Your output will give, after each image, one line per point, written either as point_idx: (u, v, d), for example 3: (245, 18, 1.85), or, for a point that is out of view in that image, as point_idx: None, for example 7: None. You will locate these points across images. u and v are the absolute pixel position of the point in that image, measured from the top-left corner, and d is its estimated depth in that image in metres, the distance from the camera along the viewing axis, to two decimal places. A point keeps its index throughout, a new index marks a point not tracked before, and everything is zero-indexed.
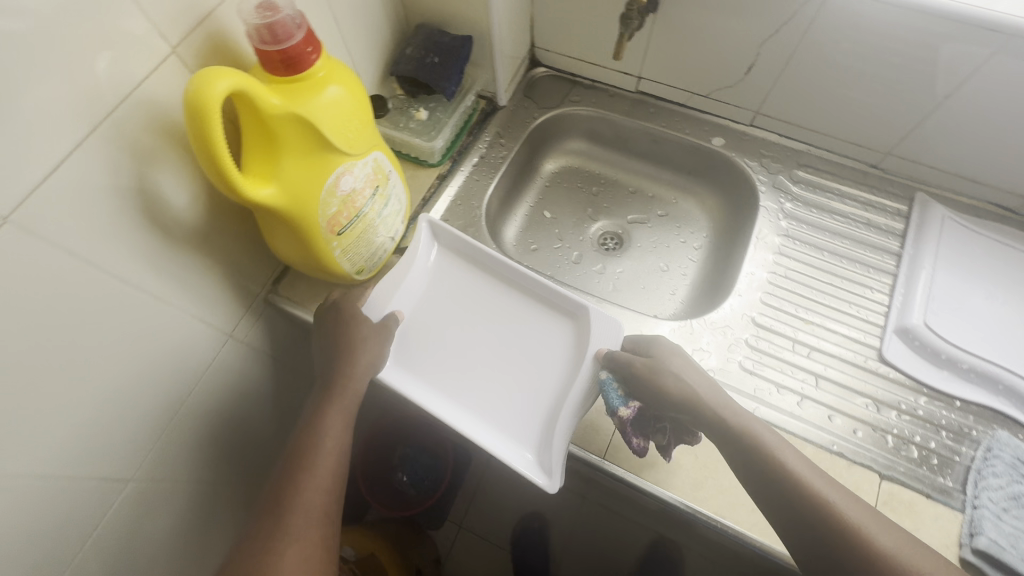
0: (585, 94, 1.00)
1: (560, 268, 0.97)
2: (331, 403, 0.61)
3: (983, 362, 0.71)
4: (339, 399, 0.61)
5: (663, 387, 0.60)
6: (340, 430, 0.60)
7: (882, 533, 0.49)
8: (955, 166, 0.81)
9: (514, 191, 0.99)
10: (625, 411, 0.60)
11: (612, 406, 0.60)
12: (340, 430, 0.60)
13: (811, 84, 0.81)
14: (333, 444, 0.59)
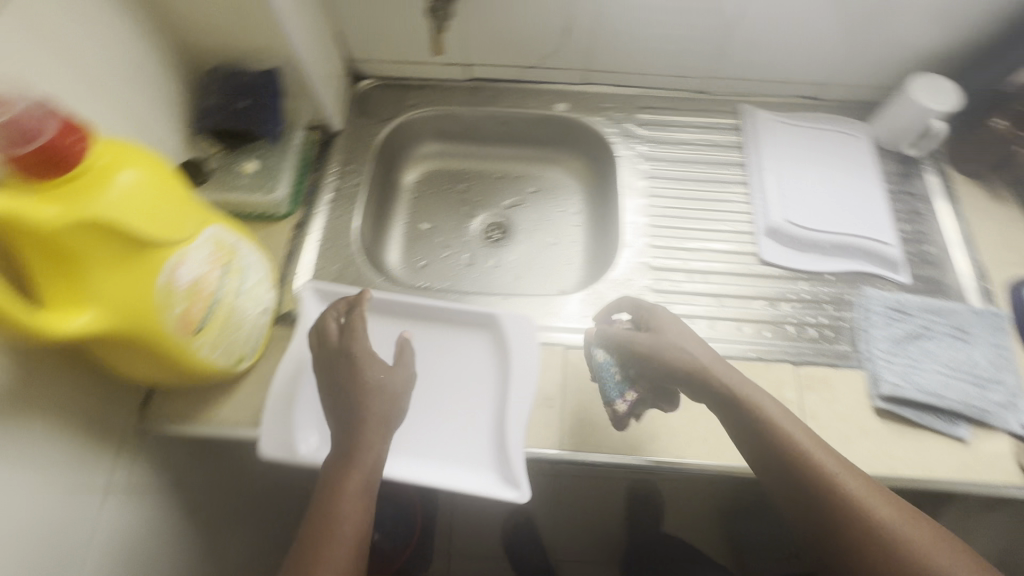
0: (419, 95, 0.96)
1: (455, 275, 0.94)
2: (346, 480, 0.50)
3: (838, 235, 0.80)
4: (356, 476, 0.50)
5: (680, 355, 0.57)
6: (360, 512, 0.50)
7: (881, 512, 0.49)
8: (762, 73, 0.90)
9: (382, 214, 0.93)
10: (620, 403, 0.61)
11: (609, 395, 0.62)
12: (360, 513, 0.50)
13: (626, 33, 0.84)
14: (351, 531, 0.49)
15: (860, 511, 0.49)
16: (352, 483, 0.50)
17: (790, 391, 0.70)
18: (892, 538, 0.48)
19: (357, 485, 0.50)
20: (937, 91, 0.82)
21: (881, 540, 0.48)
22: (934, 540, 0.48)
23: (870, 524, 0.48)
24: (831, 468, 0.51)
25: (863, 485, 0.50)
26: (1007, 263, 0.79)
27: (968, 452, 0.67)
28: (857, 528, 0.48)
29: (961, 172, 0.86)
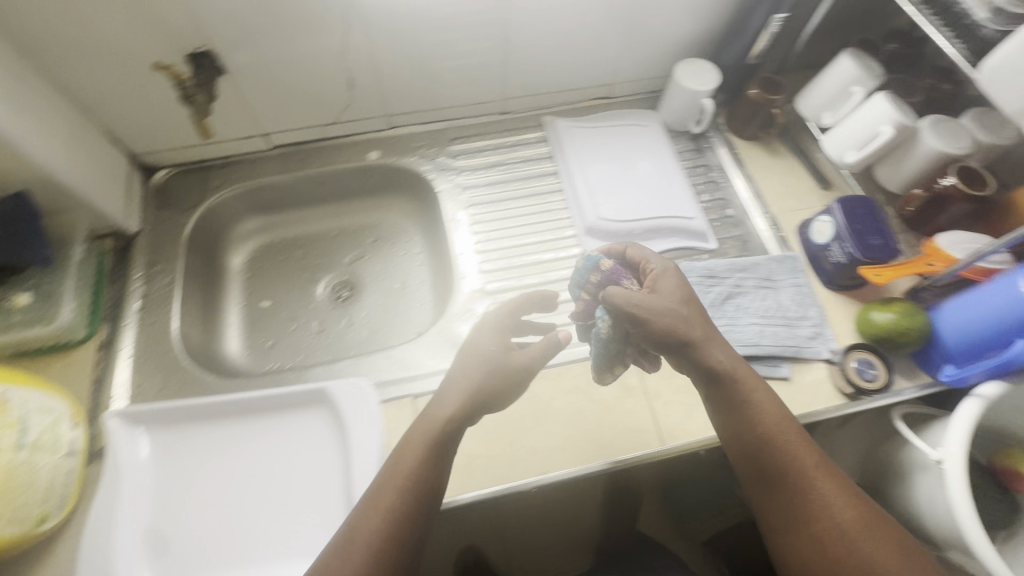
0: (224, 174, 0.92)
1: (308, 346, 0.91)
2: (421, 425, 0.55)
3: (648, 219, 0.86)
4: (430, 421, 0.54)
5: (666, 324, 0.57)
6: (424, 457, 0.53)
7: (828, 491, 0.55)
8: (551, 85, 0.95)
9: (212, 305, 0.88)
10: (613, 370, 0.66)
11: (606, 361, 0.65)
12: (421, 460, 0.53)
13: (410, 76, 0.86)
14: (407, 475, 0.52)
15: (812, 485, 0.55)
16: (416, 467, 0.52)
17: (633, 377, 0.74)
18: (831, 513, 0.54)
19: (415, 480, 0.52)
20: (699, 73, 0.90)
21: (823, 515, 0.54)
22: (870, 520, 0.54)
23: (818, 498, 0.55)
24: (791, 441, 0.57)
25: (820, 465, 0.56)
26: (794, 210, 0.89)
27: (792, 388, 0.74)
28: (809, 500, 0.55)
29: (742, 137, 0.96)
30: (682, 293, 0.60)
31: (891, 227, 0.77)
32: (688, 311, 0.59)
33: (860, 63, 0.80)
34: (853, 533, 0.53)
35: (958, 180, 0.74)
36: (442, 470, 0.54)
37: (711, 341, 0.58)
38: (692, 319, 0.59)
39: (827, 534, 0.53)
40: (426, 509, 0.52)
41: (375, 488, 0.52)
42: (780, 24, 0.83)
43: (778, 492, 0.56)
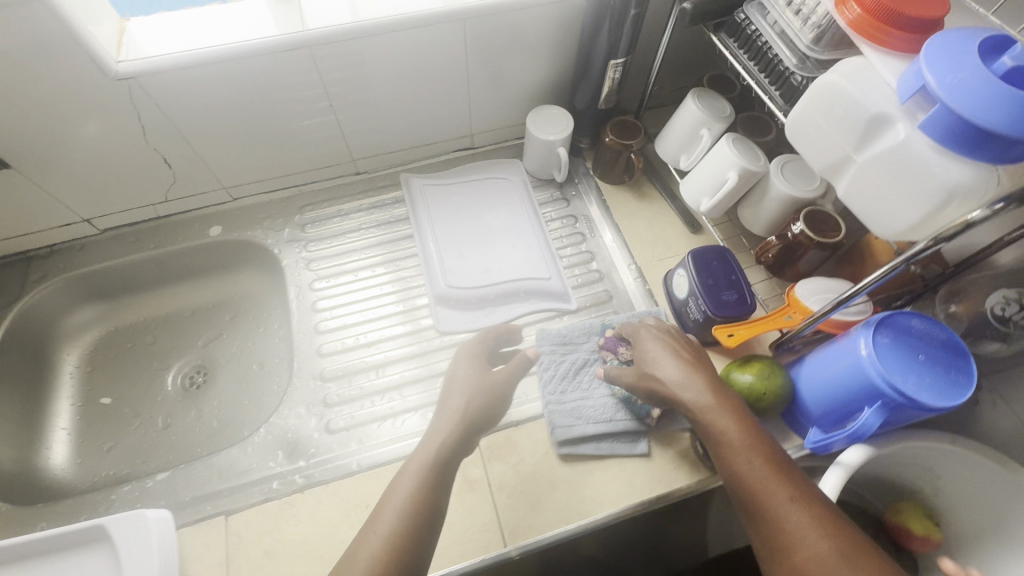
0: (47, 264, 0.84)
1: (150, 445, 0.82)
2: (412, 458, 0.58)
3: (500, 283, 0.82)
4: (422, 452, 0.58)
5: (654, 385, 0.61)
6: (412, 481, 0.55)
7: (803, 522, 0.47)
8: (403, 142, 0.90)
9: (35, 411, 0.80)
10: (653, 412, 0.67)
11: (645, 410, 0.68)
12: (409, 482, 0.55)
13: (235, 148, 0.80)
14: (399, 499, 0.54)
15: (787, 515, 0.48)
16: (408, 494, 0.54)
17: (475, 469, 0.67)
18: (808, 548, 0.46)
19: (413, 504, 0.53)
20: (551, 121, 0.85)
21: (799, 550, 0.46)
22: (861, 561, 0.45)
23: (795, 530, 0.47)
24: (765, 466, 0.51)
25: (799, 494, 0.49)
26: (661, 258, 0.83)
27: (650, 466, 0.67)
28: (785, 533, 0.47)
29: (608, 182, 0.90)
30: (664, 347, 0.63)
31: (747, 280, 0.72)
32: (670, 364, 0.61)
33: (704, 105, 0.76)
34: (835, 575, 0.44)
35: (806, 227, 0.69)
36: (436, 499, 0.55)
37: (690, 386, 0.59)
38: (670, 370, 0.61)
39: (799, 570, 0.46)
40: (427, 531, 0.52)
41: (393, 484, 0.56)
42: (619, 69, 0.78)
43: (757, 525, 0.49)
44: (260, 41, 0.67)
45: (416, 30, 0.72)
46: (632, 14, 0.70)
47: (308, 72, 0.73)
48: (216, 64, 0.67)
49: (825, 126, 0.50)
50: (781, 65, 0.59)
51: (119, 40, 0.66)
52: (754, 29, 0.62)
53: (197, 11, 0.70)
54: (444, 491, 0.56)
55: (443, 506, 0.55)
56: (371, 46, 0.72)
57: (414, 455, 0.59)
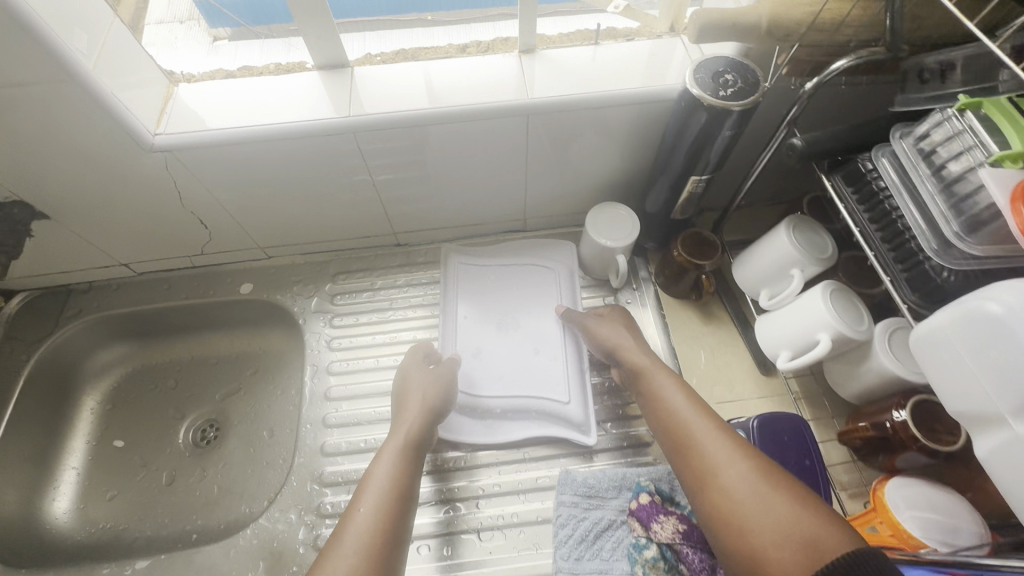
0: (86, 300, 0.85)
1: (150, 503, 0.80)
2: (392, 432, 0.63)
3: (513, 398, 0.73)
4: (403, 426, 0.63)
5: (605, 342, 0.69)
6: (396, 453, 0.59)
7: (728, 449, 0.52)
8: (449, 221, 0.83)
9: (50, 448, 0.80)
10: None
11: None
12: (393, 452, 0.60)
13: (273, 215, 0.76)
14: (386, 467, 0.58)
15: (705, 442, 0.53)
16: (393, 465, 0.58)
17: None
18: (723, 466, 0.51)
19: (396, 469, 0.58)
20: (613, 224, 0.75)
21: (716, 467, 0.51)
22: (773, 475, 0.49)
23: (709, 453, 0.52)
24: (684, 406, 0.58)
25: (716, 424, 0.55)
26: (720, 401, 0.71)
27: None
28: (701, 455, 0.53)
29: (671, 295, 0.79)
30: (614, 316, 0.72)
31: (824, 468, 0.59)
32: (618, 330, 0.70)
33: (800, 240, 0.63)
34: (748, 484, 0.48)
35: (912, 419, 0.55)
36: (413, 473, 0.58)
37: (632, 347, 0.67)
38: (614, 334, 0.69)
39: (727, 490, 0.49)
40: (408, 505, 0.55)
41: (367, 480, 0.57)
42: (700, 184, 0.66)
43: (682, 458, 0.54)
44: (301, 126, 0.62)
45: (471, 122, 0.64)
46: (725, 134, 0.58)
47: (351, 156, 0.67)
48: (255, 144, 0.63)
49: (965, 359, 0.38)
50: (915, 243, 0.46)
51: (162, 109, 0.62)
52: (882, 186, 0.49)
53: (248, 82, 0.66)
54: (419, 463, 0.61)
55: (418, 473, 0.59)
56: (420, 135, 0.65)
57: (388, 446, 0.61)
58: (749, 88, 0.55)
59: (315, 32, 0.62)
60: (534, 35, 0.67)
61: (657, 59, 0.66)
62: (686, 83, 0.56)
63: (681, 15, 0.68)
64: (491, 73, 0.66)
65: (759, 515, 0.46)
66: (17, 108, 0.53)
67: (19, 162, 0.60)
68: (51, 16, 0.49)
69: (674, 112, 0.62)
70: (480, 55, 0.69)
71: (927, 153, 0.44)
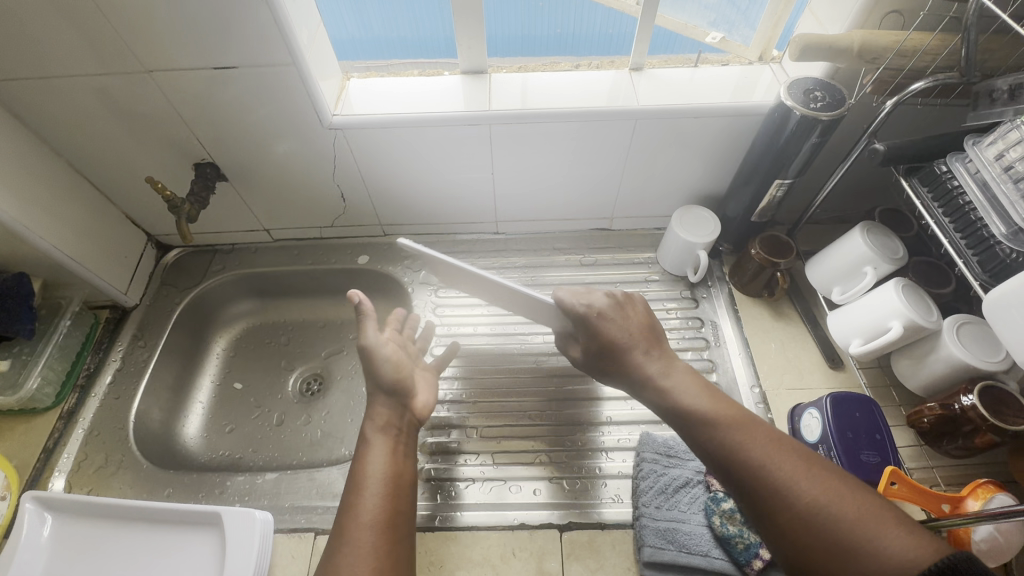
0: (227, 259, 0.99)
1: (261, 439, 0.90)
2: (367, 421, 0.63)
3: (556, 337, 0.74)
4: (381, 417, 0.63)
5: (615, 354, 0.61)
6: (382, 450, 0.60)
7: (800, 484, 0.47)
8: (544, 213, 0.95)
9: (185, 380, 0.92)
10: (757, 561, 0.62)
11: (748, 555, 0.62)
12: (381, 449, 0.60)
13: (401, 195, 0.90)
14: (375, 463, 0.58)
15: (779, 475, 0.48)
16: (382, 466, 0.58)
17: (552, 563, 0.65)
18: (795, 496, 0.46)
19: (387, 468, 0.58)
20: (697, 224, 0.85)
21: (788, 497, 0.46)
22: (845, 492, 0.46)
23: (786, 486, 0.47)
24: (731, 424, 0.52)
25: (767, 436, 0.51)
26: (789, 388, 0.77)
27: None
28: (771, 485, 0.47)
29: (744, 292, 0.87)
30: (631, 323, 0.62)
31: (893, 443, 0.65)
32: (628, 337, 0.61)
33: (874, 242, 0.71)
34: (828, 510, 0.45)
35: (981, 402, 0.60)
36: (404, 460, 0.61)
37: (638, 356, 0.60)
38: (637, 336, 0.61)
39: (810, 538, 0.44)
40: (406, 489, 0.58)
41: (357, 477, 0.57)
42: (783, 189, 0.75)
43: (747, 491, 0.49)
44: (447, 114, 0.75)
45: (583, 122, 0.76)
46: (811, 142, 0.67)
47: (480, 145, 0.80)
48: (407, 129, 0.76)
49: None
50: (986, 230, 0.54)
51: (337, 97, 0.77)
52: (956, 184, 0.57)
53: (400, 80, 0.81)
54: (408, 446, 0.63)
55: (409, 449, 0.63)
56: (541, 130, 0.77)
57: (372, 434, 0.62)
58: (836, 104, 0.65)
59: (468, 42, 0.77)
60: (644, 56, 0.80)
61: (747, 81, 0.77)
62: (781, 97, 0.66)
63: (769, 47, 0.80)
64: (603, 84, 0.79)
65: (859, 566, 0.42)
66: (243, 85, 0.71)
67: (220, 126, 0.77)
68: (291, 11, 0.65)
69: (763, 124, 0.72)
70: (591, 71, 0.82)
71: (997, 154, 0.53)
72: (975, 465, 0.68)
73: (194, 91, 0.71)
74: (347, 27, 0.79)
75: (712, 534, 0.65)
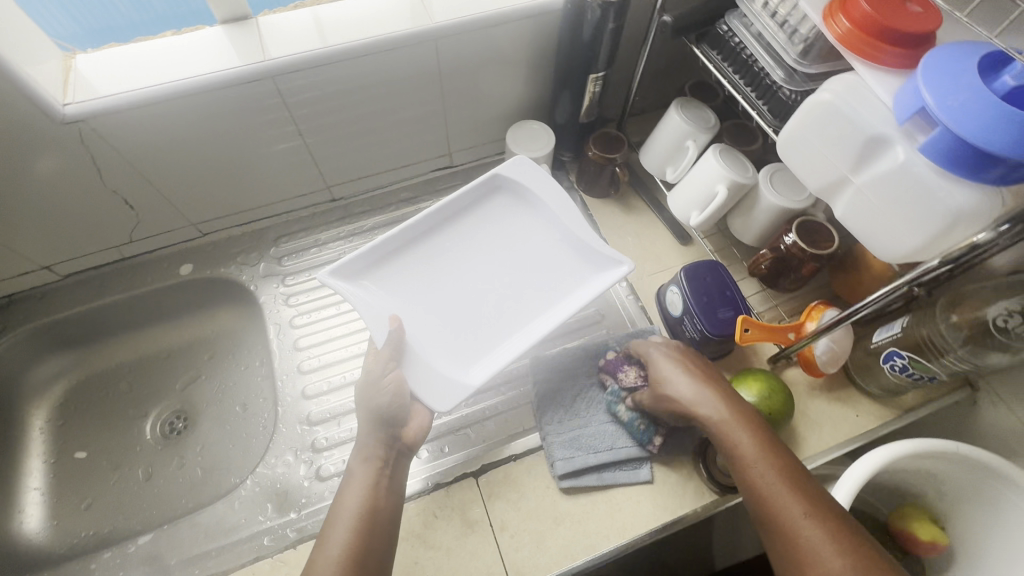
0: (6, 316, 0.79)
1: (130, 502, 0.77)
2: (357, 447, 0.58)
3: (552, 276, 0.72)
4: (369, 445, 0.57)
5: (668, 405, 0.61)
6: (365, 483, 0.54)
7: (829, 554, 0.45)
8: (378, 165, 0.87)
9: (5, 473, 0.76)
10: (654, 443, 0.66)
11: (645, 440, 0.66)
12: (365, 483, 0.54)
13: (206, 184, 0.77)
14: (353, 495, 0.53)
15: (807, 538, 0.47)
16: (359, 498, 0.53)
17: (476, 510, 0.65)
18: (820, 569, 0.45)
19: (363, 503, 0.53)
20: (532, 139, 0.83)
21: (813, 565, 0.46)
22: None
23: (811, 549, 0.46)
24: (776, 477, 0.51)
25: (806, 498, 0.49)
26: (651, 274, 0.81)
27: (655, 494, 0.65)
28: (801, 550, 0.47)
29: (594, 196, 0.88)
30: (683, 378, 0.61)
31: (741, 295, 0.71)
32: (683, 394, 0.60)
33: (688, 116, 0.74)
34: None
35: (798, 237, 0.67)
36: (390, 492, 0.55)
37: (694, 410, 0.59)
38: (692, 388, 0.60)
39: None
40: (384, 524, 0.53)
41: (334, 512, 0.53)
42: (600, 83, 0.75)
43: (773, 538, 0.49)
44: (217, 74, 0.63)
45: (382, 54, 0.69)
46: (610, 28, 0.66)
47: (273, 104, 0.69)
48: (175, 103, 0.64)
49: (815, 145, 0.51)
50: (767, 78, 0.58)
51: (65, 81, 0.62)
52: (737, 41, 0.60)
53: (147, 45, 0.66)
54: (398, 475, 0.57)
55: (396, 482, 0.56)
56: (341, 74, 0.69)
57: (357, 463, 0.56)
58: None
59: None
60: None
61: None
62: None
63: None
64: (392, 5, 0.71)
65: None
66: None
67: None
68: None
69: (563, 18, 0.70)
70: None
71: (762, 4, 0.55)
72: (807, 293, 0.77)
73: None
74: (116, 4, 0.67)
75: (613, 428, 0.68)
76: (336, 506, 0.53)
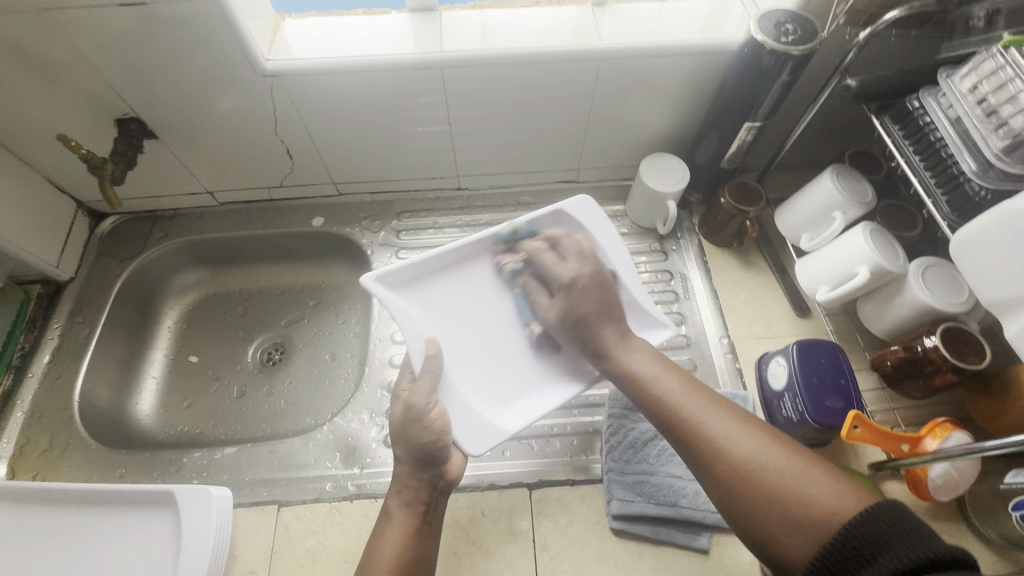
0: (169, 226, 0.92)
1: (221, 412, 0.86)
2: (391, 494, 0.56)
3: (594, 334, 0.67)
4: (406, 493, 0.55)
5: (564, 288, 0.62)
6: (402, 535, 0.53)
7: (734, 431, 0.47)
8: (508, 166, 0.90)
9: (135, 356, 0.87)
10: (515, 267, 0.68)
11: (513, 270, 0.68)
12: (402, 535, 0.53)
13: (355, 152, 0.84)
14: (390, 546, 0.52)
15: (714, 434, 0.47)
16: (396, 550, 0.52)
17: (522, 522, 0.65)
18: (733, 443, 0.46)
19: (401, 555, 0.52)
20: (666, 172, 0.81)
21: (723, 448, 0.46)
22: (773, 442, 0.46)
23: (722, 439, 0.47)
24: (675, 391, 0.52)
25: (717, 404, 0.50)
26: (757, 337, 0.77)
27: (708, 567, 0.62)
28: (708, 444, 0.47)
29: (714, 243, 0.85)
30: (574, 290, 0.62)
31: (856, 387, 0.65)
32: (584, 274, 0.63)
33: (844, 186, 0.69)
34: (765, 461, 0.44)
35: (942, 343, 0.60)
36: (427, 540, 0.54)
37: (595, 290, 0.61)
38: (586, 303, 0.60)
39: (722, 463, 0.45)
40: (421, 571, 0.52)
41: (368, 557, 0.52)
42: (753, 133, 0.72)
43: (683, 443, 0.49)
44: (397, 57, 0.68)
45: (545, 66, 0.71)
46: (782, 80, 0.64)
47: (435, 94, 0.74)
48: (353, 77, 0.70)
49: (1001, 255, 0.46)
50: (956, 167, 0.53)
51: (271, 39, 0.70)
52: (927, 121, 0.55)
53: (344, 21, 0.74)
54: (434, 522, 0.56)
55: (434, 522, 0.56)
56: (503, 76, 0.72)
57: (395, 508, 0.55)
58: (808, 37, 0.61)
59: None
60: None
61: (717, 16, 0.73)
62: (751, 31, 0.62)
63: None
64: (564, 22, 0.73)
65: (775, 509, 0.42)
66: (162, 28, 0.63)
67: (146, 79, 0.69)
68: None
69: (734, 62, 0.68)
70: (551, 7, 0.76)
71: (970, 87, 0.50)
72: (934, 405, 0.69)
73: (109, 37, 0.63)
74: None
75: (679, 484, 0.65)
76: (371, 553, 0.52)
